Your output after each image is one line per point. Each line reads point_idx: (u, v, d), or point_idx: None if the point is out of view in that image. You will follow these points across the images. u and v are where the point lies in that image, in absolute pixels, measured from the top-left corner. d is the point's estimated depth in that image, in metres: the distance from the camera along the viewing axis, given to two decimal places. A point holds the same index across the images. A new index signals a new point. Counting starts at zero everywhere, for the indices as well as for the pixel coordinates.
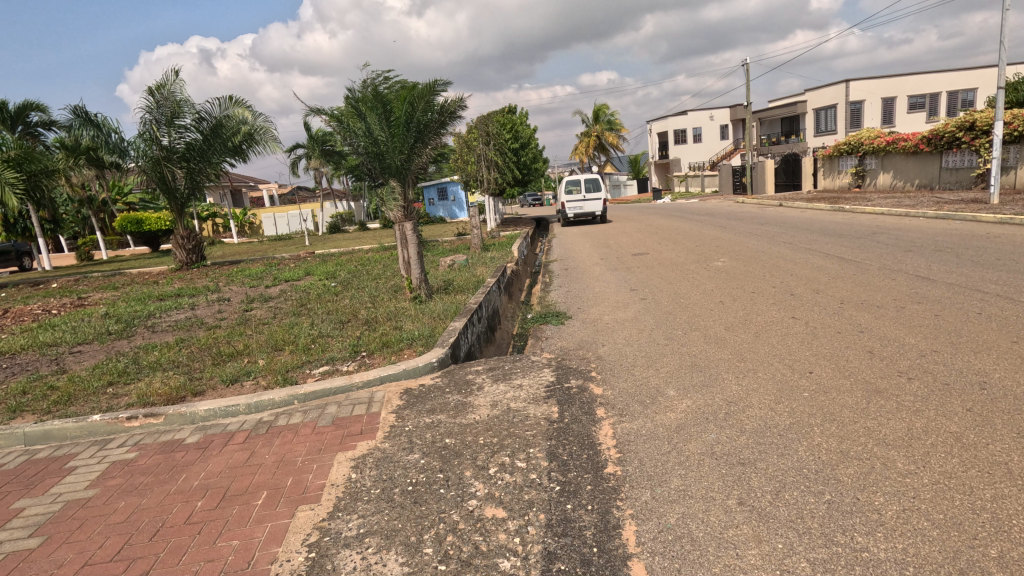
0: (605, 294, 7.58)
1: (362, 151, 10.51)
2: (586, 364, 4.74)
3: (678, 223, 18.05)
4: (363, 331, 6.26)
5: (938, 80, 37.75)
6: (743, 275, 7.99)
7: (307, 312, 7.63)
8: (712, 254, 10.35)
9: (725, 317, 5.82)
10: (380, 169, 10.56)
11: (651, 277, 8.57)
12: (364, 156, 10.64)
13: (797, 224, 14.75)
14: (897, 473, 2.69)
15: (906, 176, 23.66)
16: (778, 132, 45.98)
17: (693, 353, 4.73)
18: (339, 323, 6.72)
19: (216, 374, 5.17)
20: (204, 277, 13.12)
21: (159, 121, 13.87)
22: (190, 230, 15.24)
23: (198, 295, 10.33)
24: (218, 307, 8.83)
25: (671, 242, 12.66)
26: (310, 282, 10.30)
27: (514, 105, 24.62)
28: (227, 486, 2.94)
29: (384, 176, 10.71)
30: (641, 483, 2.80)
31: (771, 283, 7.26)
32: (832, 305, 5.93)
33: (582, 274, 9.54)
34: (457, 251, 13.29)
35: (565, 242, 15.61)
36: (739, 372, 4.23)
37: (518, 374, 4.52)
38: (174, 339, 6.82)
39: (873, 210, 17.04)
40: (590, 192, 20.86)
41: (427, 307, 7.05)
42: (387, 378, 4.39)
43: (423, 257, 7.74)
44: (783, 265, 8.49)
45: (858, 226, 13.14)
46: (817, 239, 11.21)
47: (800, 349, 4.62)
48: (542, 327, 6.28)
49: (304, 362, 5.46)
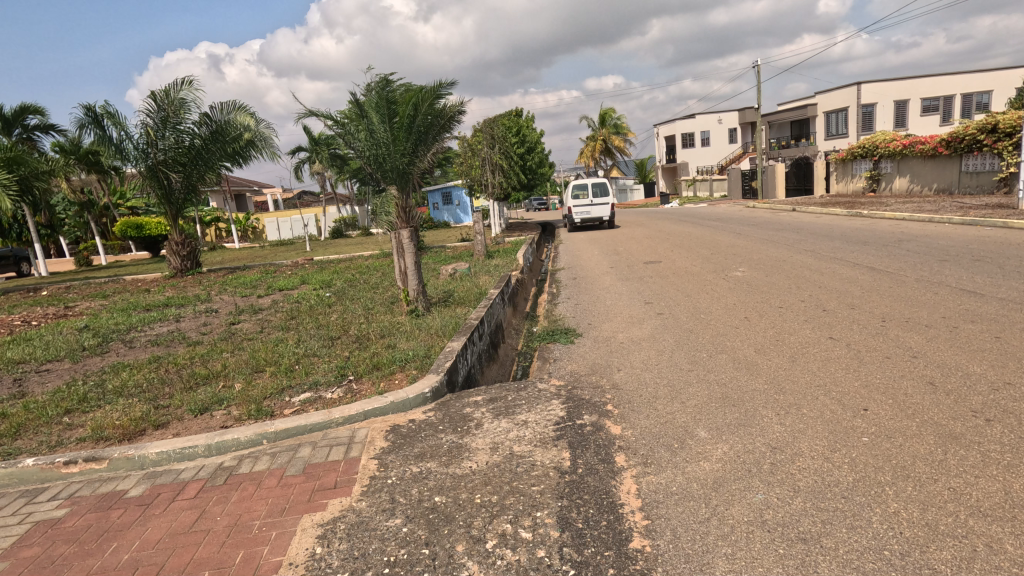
0: (618, 308, 7.00)
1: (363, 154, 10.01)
2: (600, 395, 4.15)
3: (688, 229, 17.46)
4: (353, 350, 5.71)
5: (952, 83, 36.94)
6: (766, 287, 7.39)
7: (296, 327, 7.10)
8: (729, 262, 9.74)
9: (754, 338, 5.23)
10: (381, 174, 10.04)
11: (666, 288, 8.00)
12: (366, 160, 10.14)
13: (816, 230, 14.12)
14: (1010, 561, 2.09)
15: (923, 180, 22.96)
16: (789, 136, 45.31)
17: (722, 383, 4.15)
18: (328, 341, 6.16)
19: (184, 402, 4.61)
20: (197, 285, 12.65)
21: (158, 124, 13.43)
22: (185, 236, 14.76)
23: (187, 306, 9.83)
24: (204, 320, 8.32)
25: (684, 249, 12.09)
26: (304, 292, 9.77)
27: (521, 109, 24.05)
28: (161, 564, 2.38)
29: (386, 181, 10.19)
30: (677, 568, 2.22)
31: (798, 296, 6.66)
32: (873, 323, 5.32)
33: (591, 285, 8.96)
34: (460, 258, 12.73)
35: (572, 248, 15.05)
36: (779, 408, 3.63)
37: (523, 407, 3.94)
38: (150, 357, 6.29)
39: (893, 216, 16.35)
40: (598, 197, 20.27)
41: (425, 323, 6.49)
42: (372, 413, 3.80)
43: (420, 267, 7.20)
44: (808, 275, 7.87)
45: (881, 232, 12.47)
46: (840, 247, 10.57)
47: (847, 378, 4.02)
48: (550, 346, 5.70)
49: (285, 387, 4.90)
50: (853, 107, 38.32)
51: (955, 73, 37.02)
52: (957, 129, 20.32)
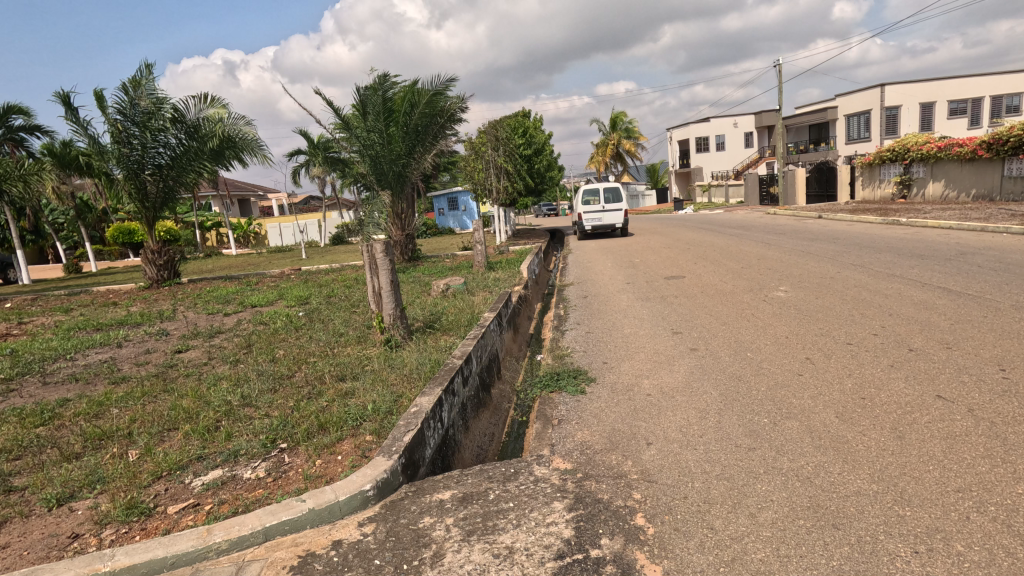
0: (638, 339, 5.69)
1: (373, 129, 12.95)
2: (626, 495, 2.81)
3: (710, 237, 16.07)
4: (299, 401, 4.42)
5: (981, 84, 35.25)
6: (820, 313, 6.06)
7: (247, 360, 5.85)
8: (766, 279, 8.38)
9: (827, 394, 3.88)
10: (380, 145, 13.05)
11: (696, 312, 6.66)
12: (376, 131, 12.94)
13: (855, 240, 12.71)
14: None
15: (960, 185, 21.45)
16: (807, 140, 43.77)
17: (804, 478, 2.81)
18: (276, 384, 4.88)
19: (44, 484, 3.32)
20: (169, 299, 11.50)
21: (130, 122, 12.24)
22: (161, 244, 13.60)
23: (143, 325, 8.59)
24: (150, 346, 7.05)
25: (710, 262, 10.75)
26: (275, 311, 8.53)
27: (528, 111, 22.74)
28: None
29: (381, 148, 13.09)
30: None
31: (867, 328, 5.29)
32: (992, 374, 3.93)
33: (604, 306, 7.63)
34: (458, 270, 11.46)
35: (583, 258, 13.75)
36: (917, 541, 2.26)
37: (508, 518, 2.62)
38: (57, 399, 5.03)
39: (936, 224, 14.83)
40: (610, 203, 18.90)
41: (398, 360, 5.23)
42: (277, 530, 2.50)
43: (398, 288, 5.89)
44: (869, 298, 6.51)
45: (934, 244, 11.01)
46: (894, 261, 9.14)
47: (1004, 477, 2.66)
48: (552, 398, 4.38)
49: (195, 458, 3.61)
50: (876, 110, 36.61)
51: (984, 74, 35.30)
52: (1000, 131, 18.73)
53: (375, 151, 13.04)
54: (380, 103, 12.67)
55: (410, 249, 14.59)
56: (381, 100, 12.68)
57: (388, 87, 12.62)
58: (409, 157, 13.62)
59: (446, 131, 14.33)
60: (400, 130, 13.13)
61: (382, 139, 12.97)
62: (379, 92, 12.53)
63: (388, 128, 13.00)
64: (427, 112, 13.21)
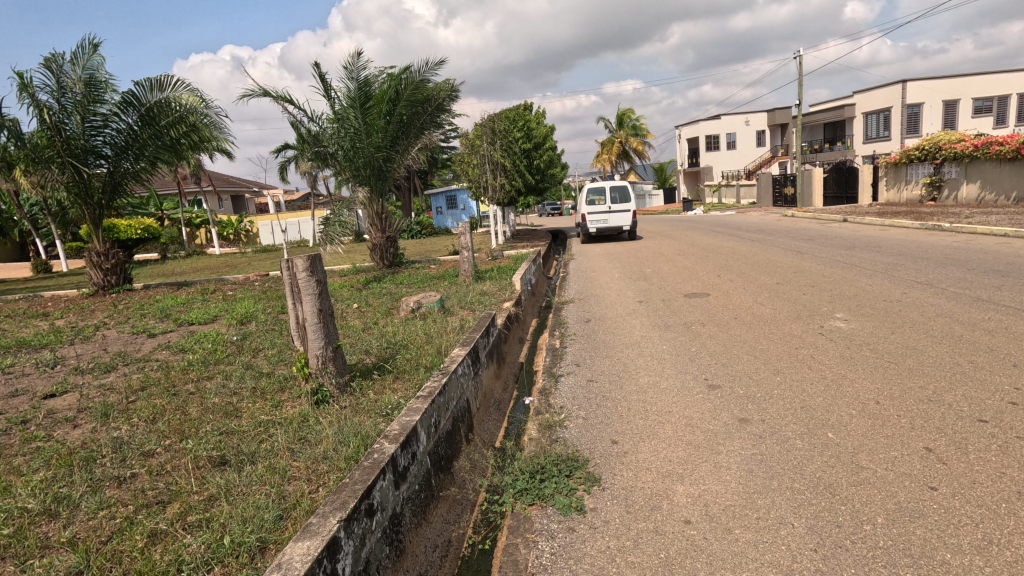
0: (658, 396, 4.08)
1: (348, 125, 11.44)
2: None
3: (730, 243, 14.39)
4: (132, 517, 2.78)
5: (1007, 81, 33.41)
6: (910, 359, 4.41)
7: (121, 417, 4.22)
8: (814, 302, 6.71)
9: (1008, 547, 2.20)
10: (360, 144, 11.56)
11: (733, 350, 5.04)
12: (354, 123, 11.41)
13: (901, 248, 11.02)
14: None
15: (997, 187, 19.71)
16: (822, 139, 41.96)
17: None
18: (120, 472, 3.25)
19: None
20: (107, 309, 9.97)
21: (63, 104, 10.52)
22: (109, 246, 11.98)
23: (44, 349, 6.96)
24: (21, 385, 5.40)
25: (736, 274, 9.13)
26: (204, 335, 6.90)
27: (530, 103, 21.13)
28: None
29: (358, 144, 11.56)
30: None
31: (1001, 394, 3.61)
32: None
33: (610, 336, 6.00)
34: (440, 280, 9.85)
35: (586, 265, 12.17)
36: None
37: None
38: None
39: (987, 229, 13.14)
40: (616, 203, 17.23)
41: (314, 430, 3.63)
42: None
43: (331, 321, 4.31)
44: (969, 337, 4.85)
45: (1002, 255, 9.29)
46: (967, 278, 7.46)
47: None
48: (529, 517, 2.76)
49: None
50: (897, 107, 34.65)
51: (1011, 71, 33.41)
52: None
53: (351, 142, 11.49)
54: (353, 92, 11.24)
55: (390, 255, 12.96)
56: (356, 85, 11.18)
57: (365, 74, 11.20)
58: (392, 149, 12.08)
59: (439, 122, 12.73)
60: (381, 120, 11.59)
61: (360, 130, 11.44)
62: (352, 80, 11.12)
63: (366, 117, 11.46)
64: (412, 100, 11.70)
